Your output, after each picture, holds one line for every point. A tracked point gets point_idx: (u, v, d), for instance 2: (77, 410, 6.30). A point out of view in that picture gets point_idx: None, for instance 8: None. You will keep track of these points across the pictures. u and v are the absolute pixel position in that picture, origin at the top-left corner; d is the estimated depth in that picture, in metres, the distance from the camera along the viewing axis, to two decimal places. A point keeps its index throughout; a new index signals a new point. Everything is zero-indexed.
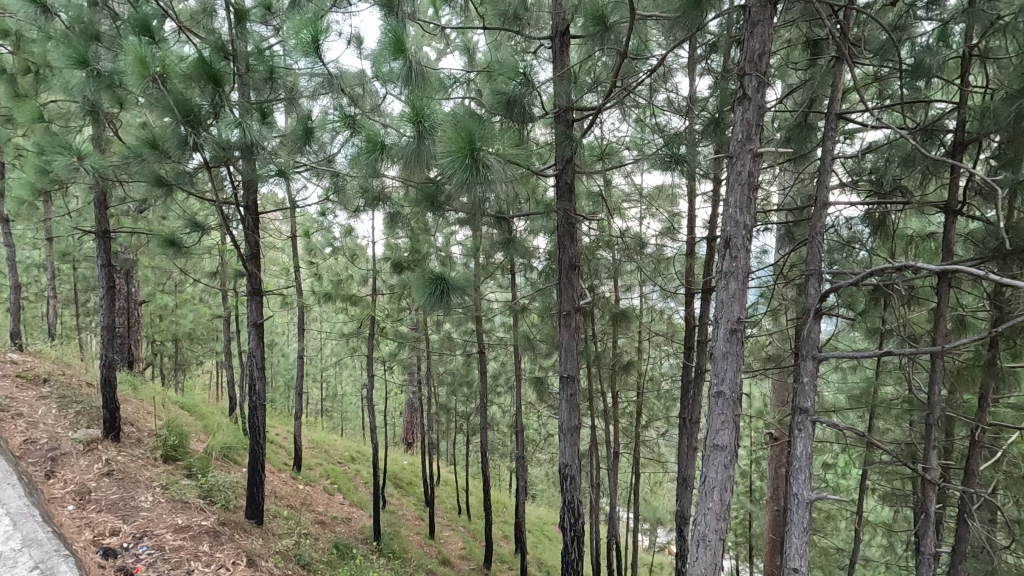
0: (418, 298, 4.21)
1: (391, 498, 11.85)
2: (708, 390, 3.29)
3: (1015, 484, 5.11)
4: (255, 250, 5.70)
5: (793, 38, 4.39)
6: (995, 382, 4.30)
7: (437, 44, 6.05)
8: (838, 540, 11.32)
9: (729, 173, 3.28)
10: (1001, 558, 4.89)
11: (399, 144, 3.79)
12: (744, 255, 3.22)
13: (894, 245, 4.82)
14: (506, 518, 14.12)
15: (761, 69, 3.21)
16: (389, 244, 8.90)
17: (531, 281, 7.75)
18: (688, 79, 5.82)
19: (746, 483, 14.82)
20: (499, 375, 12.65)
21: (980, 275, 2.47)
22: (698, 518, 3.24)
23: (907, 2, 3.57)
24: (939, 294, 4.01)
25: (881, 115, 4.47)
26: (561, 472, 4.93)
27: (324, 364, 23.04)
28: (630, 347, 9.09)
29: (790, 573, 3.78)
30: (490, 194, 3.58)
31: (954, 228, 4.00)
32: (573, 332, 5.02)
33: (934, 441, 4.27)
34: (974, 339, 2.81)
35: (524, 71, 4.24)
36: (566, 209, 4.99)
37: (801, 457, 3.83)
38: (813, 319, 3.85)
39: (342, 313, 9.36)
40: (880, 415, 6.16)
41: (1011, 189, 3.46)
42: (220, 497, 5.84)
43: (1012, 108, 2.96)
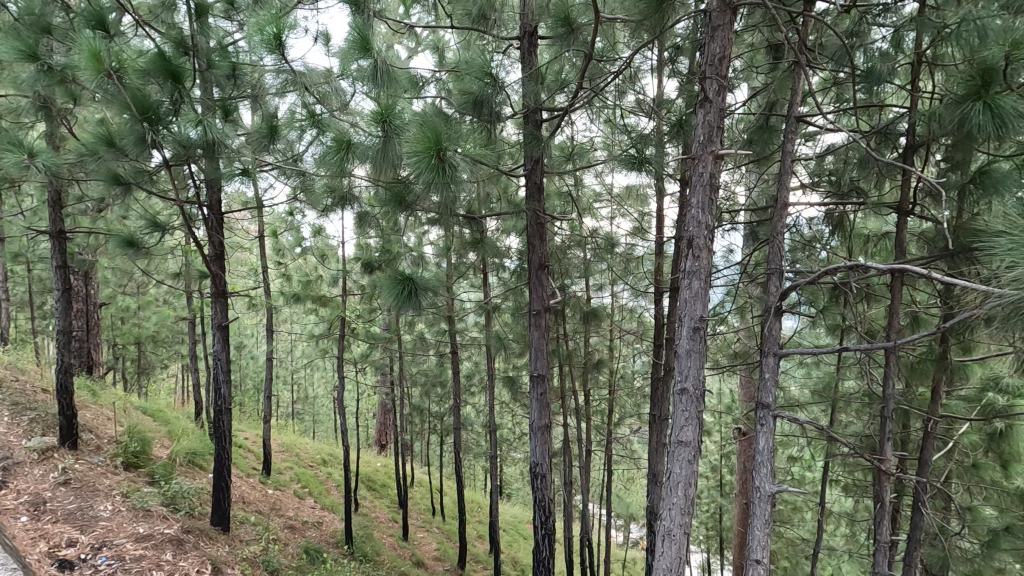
0: (386, 298, 4.17)
1: (364, 501, 11.73)
2: (672, 387, 3.35)
3: (965, 472, 5.35)
4: (219, 250, 5.57)
5: (757, 42, 4.50)
6: (947, 376, 4.48)
7: (407, 42, 6.04)
8: (803, 532, 11.65)
9: (692, 174, 3.34)
10: (952, 544, 5.10)
11: (366, 144, 3.77)
12: (706, 254, 3.29)
13: (852, 245, 4.98)
14: (480, 518, 14.12)
15: (722, 73, 3.27)
16: (360, 244, 8.80)
17: (503, 281, 7.76)
18: (656, 80, 5.90)
19: (715, 477, 15.15)
20: (472, 375, 12.64)
21: (926, 272, 2.57)
22: (663, 513, 3.29)
23: (862, 8, 3.68)
24: (892, 292, 4.17)
25: (839, 118, 4.61)
26: (531, 471, 4.95)
27: (295, 366, 22.65)
28: (602, 346, 9.18)
29: (753, 565, 3.85)
30: (458, 194, 3.57)
31: (906, 228, 4.15)
32: (543, 331, 5.05)
33: (889, 433, 4.43)
34: (925, 334, 2.90)
35: (490, 71, 4.21)
36: (536, 209, 5.01)
37: (763, 451, 3.92)
38: (774, 317, 3.96)
39: (312, 314, 9.21)
40: (841, 409, 6.35)
41: (958, 192, 3.61)
42: (185, 503, 5.75)
43: (955, 114, 3.08)
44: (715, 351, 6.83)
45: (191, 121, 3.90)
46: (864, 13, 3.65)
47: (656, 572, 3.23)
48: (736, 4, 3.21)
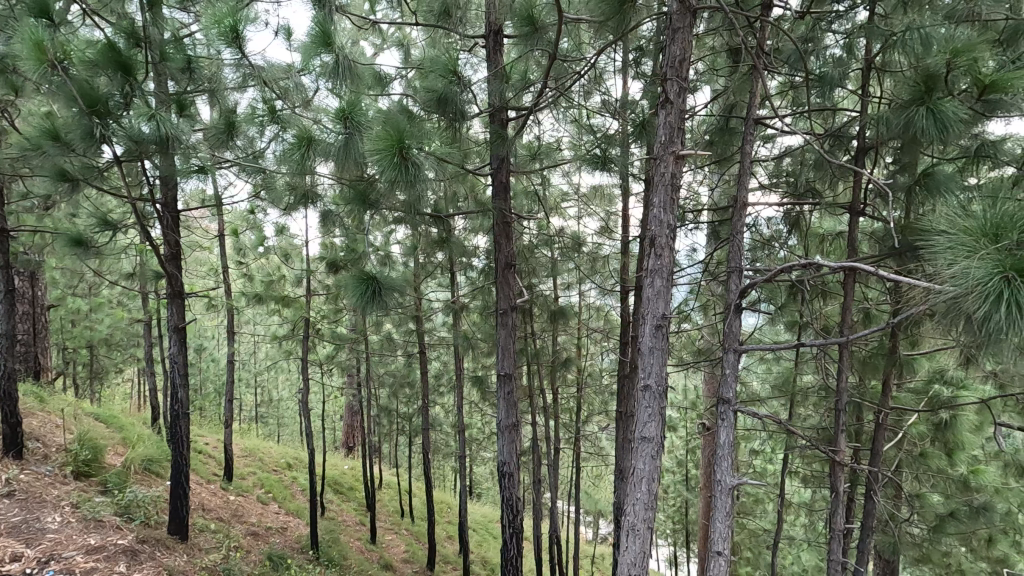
0: (350, 297, 4.10)
1: (330, 504, 11.54)
2: (636, 384, 3.39)
3: (914, 461, 5.60)
4: (175, 250, 5.39)
5: (718, 45, 4.61)
6: (896, 369, 4.68)
7: (372, 38, 5.96)
8: (765, 523, 11.99)
9: (654, 173, 3.39)
10: (901, 530, 5.33)
11: (327, 141, 3.70)
12: (669, 253, 3.34)
13: (809, 244, 5.14)
14: (450, 519, 14.04)
15: (682, 74, 3.33)
16: (324, 243, 8.65)
17: (471, 280, 7.74)
18: (621, 81, 5.97)
19: (681, 472, 15.45)
20: (441, 375, 12.57)
21: (875, 268, 2.67)
22: (627, 508, 3.33)
23: (815, 16, 3.82)
24: (845, 289, 4.33)
25: (796, 122, 4.75)
26: (499, 470, 4.96)
27: (258, 369, 22.09)
28: (570, 345, 9.25)
29: (714, 556, 3.94)
30: (422, 193, 3.53)
31: (858, 227, 4.32)
32: (509, 330, 5.05)
33: (843, 424, 4.60)
34: (877, 329, 2.99)
35: (455, 69, 4.17)
36: (502, 207, 5.01)
37: (724, 445, 4.00)
38: (734, 314, 4.06)
39: (275, 315, 9.00)
40: (800, 402, 6.57)
41: (905, 194, 3.78)
42: (140, 512, 5.56)
43: (901, 118, 3.20)
44: (679, 348, 6.96)
45: (143, 116, 3.76)
46: (818, 19, 3.77)
47: (621, 567, 3.28)
48: (695, 7, 3.27)
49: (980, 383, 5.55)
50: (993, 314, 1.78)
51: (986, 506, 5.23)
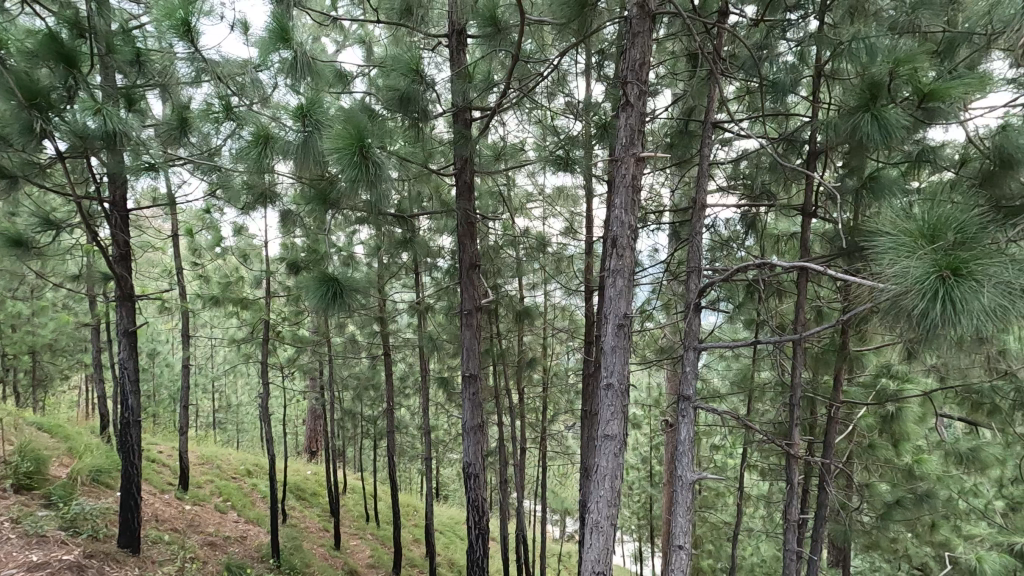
0: (310, 299, 4.01)
1: (292, 511, 11.26)
2: (599, 382, 3.43)
3: (863, 452, 5.84)
4: (124, 250, 5.17)
5: (678, 50, 4.72)
6: (846, 364, 4.87)
7: (333, 35, 5.85)
8: (725, 516, 12.32)
9: (615, 174, 3.44)
10: (852, 519, 5.56)
11: (284, 140, 3.61)
12: (629, 253, 3.40)
13: (765, 244, 5.30)
14: (416, 522, 13.90)
15: (642, 78, 3.39)
16: (285, 243, 8.44)
17: (436, 281, 7.69)
18: (585, 82, 6.02)
19: (645, 468, 15.72)
20: (406, 376, 12.43)
21: (824, 268, 2.76)
22: (590, 506, 3.36)
23: (769, 24, 3.94)
24: (798, 287, 4.48)
25: (752, 125, 4.88)
26: (464, 471, 4.93)
27: (215, 373, 21.37)
28: (536, 344, 9.29)
29: (675, 550, 4.02)
30: (383, 192, 3.48)
31: (810, 228, 4.47)
32: (474, 331, 5.04)
33: (797, 419, 4.77)
34: (827, 327, 3.11)
35: (418, 67, 4.13)
36: (466, 208, 4.99)
37: (684, 441, 4.09)
38: (694, 312, 4.16)
39: (233, 317, 8.72)
40: (757, 398, 6.77)
41: (853, 197, 3.95)
42: (87, 526, 5.33)
43: (848, 124, 3.32)
44: (642, 346, 7.08)
45: (89, 110, 3.59)
46: (771, 27, 3.90)
47: (585, 565, 3.31)
48: (654, 13, 3.33)
49: (922, 376, 5.84)
50: (931, 310, 1.87)
51: (929, 492, 5.51)
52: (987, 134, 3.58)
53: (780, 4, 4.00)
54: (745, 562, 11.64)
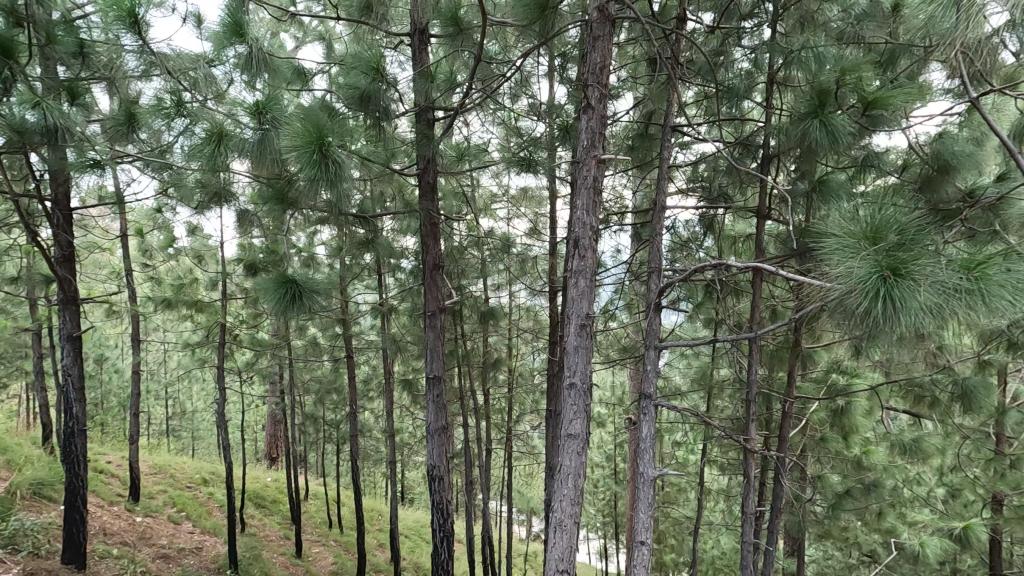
0: (267, 301, 3.90)
1: (251, 520, 10.94)
2: (562, 382, 3.45)
3: (816, 445, 6.06)
4: (67, 250, 4.91)
5: (638, 55, 4.81)
6: (799, 360, 5.06)
7: (292, 31, 5.73)
8: (687, 510, 12.59)
9: (577, 176, 3.48)
10: (806, 510, 5.76)
11: (239, 137, 3.51)
12: (591, 254, 3.44)
13: (722, 245, 5.45)
14: (381, 526, 13.70)
15: (603, 81, 3.43)
16: (242, 244, 8.19)
17: (400, 282, 7.60)
18: (548, 84, 6.07)
19: (610, 466, 15.93)
20: (370, 379, 12.25)
21: (776, 268, 2.86)
22: (554, 505, 3.38)
23: (725, 31, 4.06)
24: (754, 287, 4.63)
25: (710, 130, 5.02)
26: (428, 474, 4.89)
27: (169, 379, 20.56)
28: (501, 345, 9.29)
29: (637, 546, 4.09)
30: (344, 192, 3.42)
31: (764, 229, 4.62)
32: (438, 332, 5.01)
33: (753, 414, 4.92)
34: (780, 325, 3.21)
35: (378, 66, 4.07)
36: (429, 208, 4.96)
37: (646, 439, 4.17)
38: (654, 312, 4.24)
39: (187, 321, 8.41)
40: (716, 395, 6.95)
41: (804, 200, 4.10)
42: (27, 543, 5.12)
43: (799, 129, 3.45)
44: (606, 346, 7.17)
45: (27, 103, 3.40)
46: (726, 34, 4.03)
47: (549, 564, 3.33)
48: (614, 17, 3.39)
49: (870, 371, 6.11)
50: (874, 308, 1.96)
51: (875, 482, 5.76)
52: (925, 141, 3.78)
53: (735, 12, 4.12)
54: (706, 555, 11.92)
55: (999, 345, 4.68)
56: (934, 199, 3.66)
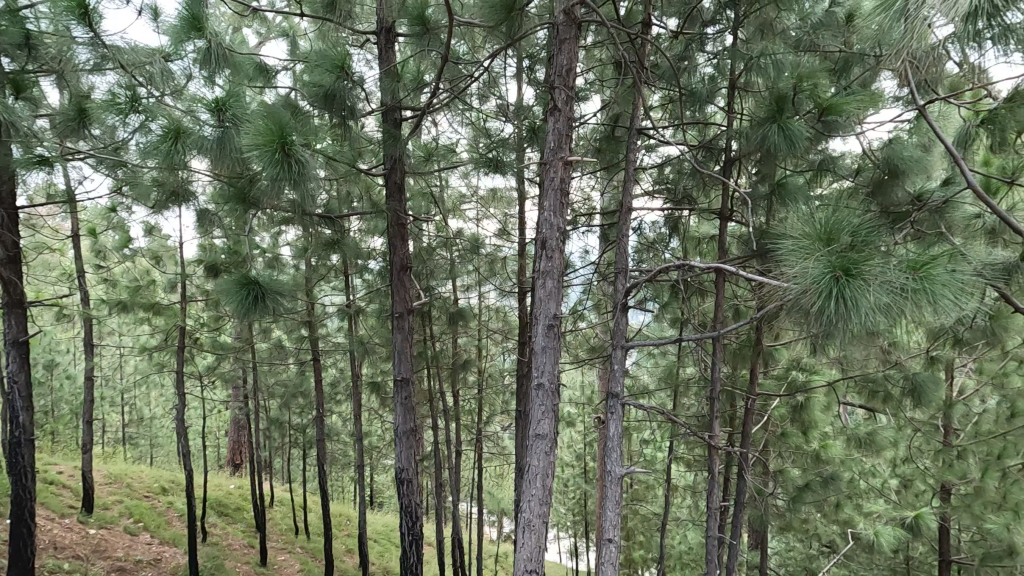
0: (228, 304, 3.79)
1: (213, 529, 10.63)
2: (530, 383, 3.47)
3: (778, 441, 6.24)
4: (13, 251, 4.67)
5: (605, 58, 4.86)
6: (761, 358, 5.20)
7: (254, 26, 5.60)
8: (656, 507, 12.79)
9: (544, 178, 3.50)
10: (768, 503, 5.92)
11: (198, 135, 3.40)
12: (559, 255, 3.46)
13: (688, 246, 5.55)
14: (349, 532, 13.48)
15: (569, 84, 3.46)
16: (202, 244, 7.95)
17: (367, 284, 7.50)
18: (516, 86, 6.08)
19: (580, 465, 16.06)
20: (337, 383, 12.04)
21: (737, 269, 2.93)
22: (522, 505, 3.39)
23: (688, 37, 4.14)
24: (717, 287, 4.74)
25: (675, 133, 5.11)
26: (397, 477, 4.84)
27: (125, 385, 19.79)
28: (471, 346, 9.25)
29: (605, 544, 4.13)
30: (307, 192, 3.35)
31: (727, 231, 4.74)
32: (406, 334, 4.96)
33: (717, 411, 5.04)
34: (741, 324, 3.29)
35: (343, 65, 4.01)
36: (396, 209, 4.92)
37: (613, 437, 4.21)
38: (621, 312, 4.29)
39: (145, 324, 8.11)
40: (683, 393, 7.08)
41: (765, 203, 4.22)
42: None
43: (758, 133, 3.55)
44: (575, 346, 7.23)
45: None
46: (690, 40, 4.11)
47: (518, 565, 3.33)
48: (580, 20, 3.42)
49: (828, 368, 6.32)
50: (827, 307, 2.04)
51: (833, 475, 5.96)
52: (877, 147, 3.94)
53: (698, 18, 4.21)
54: (673, 551, 12.13)
55: (946, 341, 4.91)
56: (885, 202, 3.82)
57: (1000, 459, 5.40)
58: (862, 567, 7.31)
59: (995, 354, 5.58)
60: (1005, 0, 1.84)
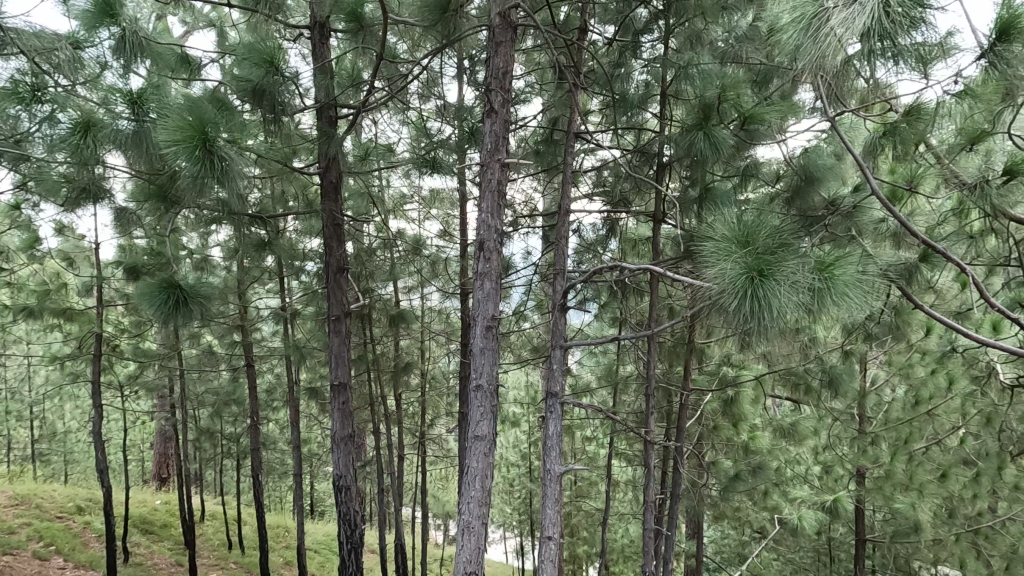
0: (146, 308, 3.56)
1: (136, 548, 9.96)
2: (468, 385, 3.46)
3: (710, 433, 6.52)
4: None
5: (544, 61, 4.93)
6: (693, 355, 5.42)
7: (180, 14, 5.32)
8: (598, 503, 13.04)
9: (482, 180, 3.50)
10: (702, 494, 6.18)
11: (111, 129, 3.21)
12: (496, 256, 3.47)
13: (625, 248, 5.72)
14: (287, 543, 12.96)
15: (505, 86, 3.49)
16: (122, 245, 7.45)
17: (304, 286, 7.24)
18: (457, 86, 6.06)
19: (526, 464, 16.16)
20: (274, 389, 11.58)
21: (668, 270, 3.04)
22: (462, 507, 3.38)
23: (622, 44, 4.27)
24: (652, 287, 4.90)
25: (612, 137, 5.23)
26: (334, 484, 4.71)
27: (34, 397, 18.20)
28: (413, 348, 9.13)
29: (544, 541, 4.18)
30: (233, 191, 3.19)
31: (661, 233, 4.90)
32: (343, 337, 4.83)
33: (652, 407, 5.21)
34: (673, 322, 3.41)
35: (272, 60, 3.85)
36: (332, 209, 4.81)
37: (552, 435, 4.28)
38: (559, 313, 4.36)
39: (55, 331, 7.50)
40: (622, 390, 7.28)
41: (694, 206, 4.40)
42: None
43: (687, 139, 3.69)
44: (517, 346, 7.27)
45: None
46: (624, 48, 4.24)
47: (457, 567, 3.32)
48: (516, 24, 3.46)
49: (756, 363, 6.66)
50: (743, 305, 2.15)
51: (761, 464, 6.28)
52: (795, 155, 4.21)
53: (631, 27, 4.34)
54: (616, 544, 12.40)
55: (858, 336, 5.29)
56: (802, 207, 4.10)
57: (906, 443, 5.84)
58: (788, 550, 7.74)
59: (901, 346, 6.05)
60: (893, 22, 2.04)
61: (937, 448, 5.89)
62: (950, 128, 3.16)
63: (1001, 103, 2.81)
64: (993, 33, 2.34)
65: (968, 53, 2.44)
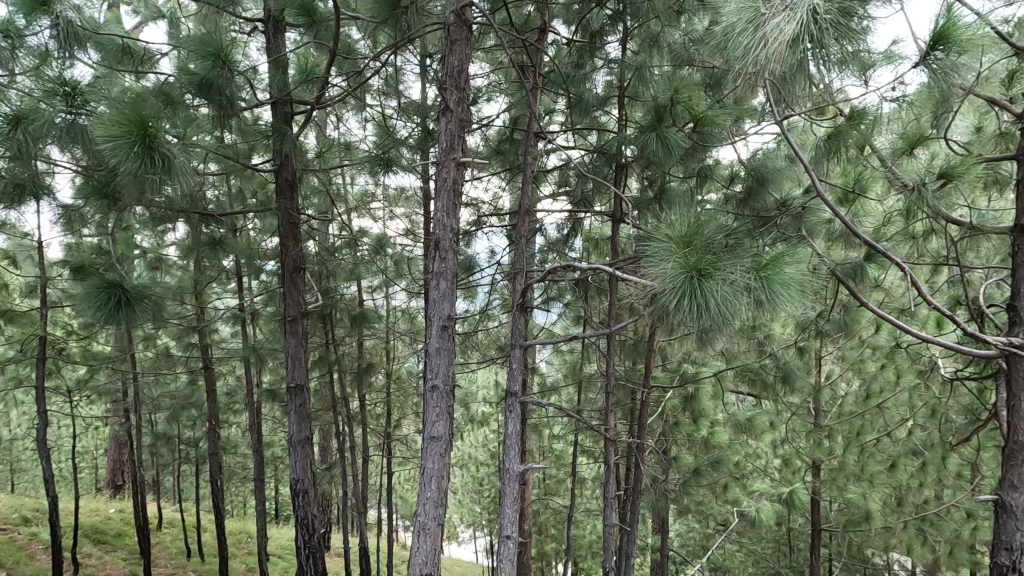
0: (83, 309, 3.39)
1: (86, 560, 9.53)
2: (424, 385, 3.43)
3: (673, 428, 6.63)
4: None
5: (506, 59, 4.92)
6: (652, 352, 5.50)
7: (133, 5, 5.15)
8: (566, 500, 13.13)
9: (437, 179, 3.48)
10: (664, 488, 6.28)
11: (47, 122, 3.07)
12: (452, 256, 3.45)
13: (588, 247, 5.74)
14: (248, 550, 12.61)
15: (461, 85, 3.47)
16: (68, 243, 7.12)
17: (263, 285, 7.05)
18: (420, 82, 5.99)
19: (495, 463, 16.13)
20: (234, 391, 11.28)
21: (619, 269, 3.08)
22: (418, 509, 3.35)
23: (582, 45, 4.31)
24: (612, 285, 4.94)
25: (573, 137, 5.26)
26: (292, 489, 4.61)
27: None
28: (378, 348, 9.02)
29: (503, 540, 4.18)
30: (177, 187, 3.08)
31: (621, 232, 4.94)
32: (298, 337, 4.72)
33: (613, 404, 5.27)
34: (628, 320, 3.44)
35: (220, 52, 3.73)
36: (287, 207, 4.70)
37: (511, 435, 4.27)
38: (518, 312, 4.35)
39: None
40: (587, 388, 7.33)
41: (653, 207, 4.46)
42: None
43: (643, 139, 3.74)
44: (483, 345, 7.25)
45: None
46: (582, 49, 4.28)
47: (412, 569, 3.29)
48: (471, 23, 3.44)
49: (716, 360, 6.80)
50: (684, 304, 2.19)
51: (721, 458, 6.41)
52: (749, 156, 4.30)
53: (591, 29, 4.39)
54: (583, 541, 12.51)
55: (812, 333, 5.46)
56: (755, 207, 4.19)
57: (859, 436, 6.08)
58: (749, 542, 7.93)
59: (854, 342, 6.28)
60: (825, 29, 2.11)
61: (887, 440, 6.14)
62: (892, 133, 3.30)
63: (938, 109, 2.94)
64: (930, 42, 2.43)
65: (907, 61, 2.52)
